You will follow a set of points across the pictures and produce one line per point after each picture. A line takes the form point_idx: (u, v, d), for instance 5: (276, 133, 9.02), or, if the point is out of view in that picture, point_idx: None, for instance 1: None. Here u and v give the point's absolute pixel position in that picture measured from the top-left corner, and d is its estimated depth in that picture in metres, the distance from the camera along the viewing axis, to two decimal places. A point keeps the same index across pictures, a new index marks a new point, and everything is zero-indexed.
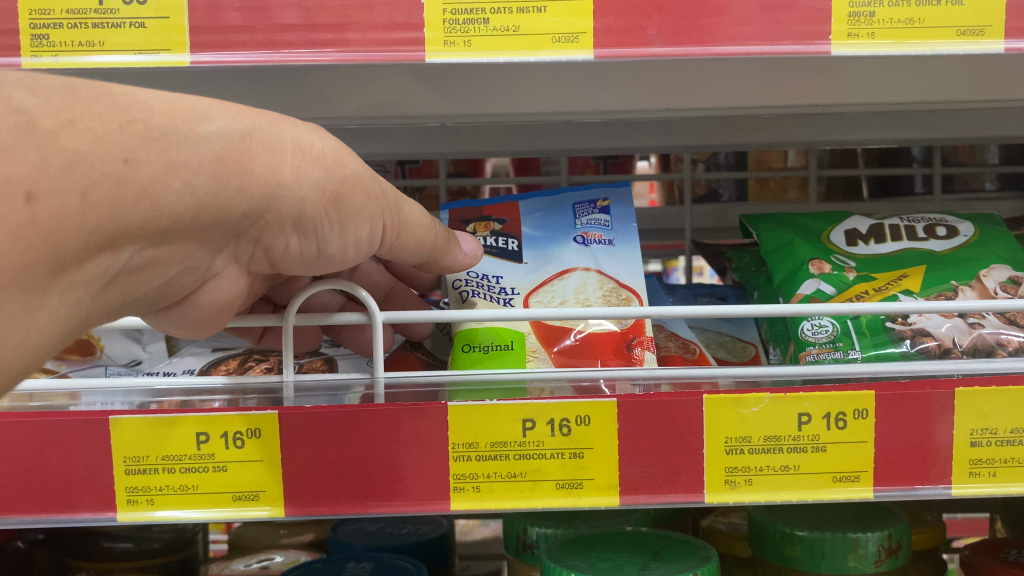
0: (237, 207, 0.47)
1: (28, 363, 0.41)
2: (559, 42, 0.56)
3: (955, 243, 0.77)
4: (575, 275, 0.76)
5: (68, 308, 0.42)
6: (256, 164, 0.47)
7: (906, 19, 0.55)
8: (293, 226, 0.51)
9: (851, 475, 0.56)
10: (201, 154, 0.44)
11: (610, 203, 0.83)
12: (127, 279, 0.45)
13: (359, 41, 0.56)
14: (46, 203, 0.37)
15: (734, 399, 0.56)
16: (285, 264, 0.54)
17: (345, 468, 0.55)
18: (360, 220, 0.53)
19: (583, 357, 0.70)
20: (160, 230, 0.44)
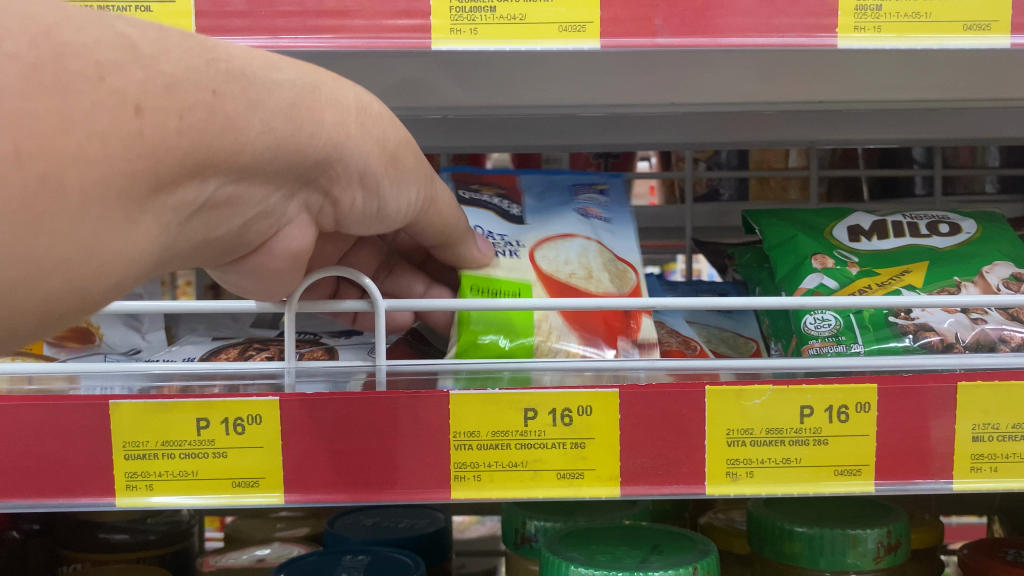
0: (310, 154, 0.46)
1: (117, 284, 0.38)
2: (565, 31, 0.56)
3: (958, 240, 0.77)
4: (576, 241, 0.76)
5: (158, 231, 0.39)
6: (325, 115, 0.46)
7: (913, 12, 0.55)
8: (359, 183, 0.50)
9: (852, 468, 0.56)
10: (279, 100, 0.43)
11: (607, 187, 0.86)
12: (211, 215, 0.43)
13: (363, 27, 0.56)
14: (152, 117, 0.36)
15: (736, 390, 0.56)
16: (345, 223, 0.53)
17: (346, 456, 0.55)
18: (414, 188, 0.53)
19: (589, 331, 0.69)
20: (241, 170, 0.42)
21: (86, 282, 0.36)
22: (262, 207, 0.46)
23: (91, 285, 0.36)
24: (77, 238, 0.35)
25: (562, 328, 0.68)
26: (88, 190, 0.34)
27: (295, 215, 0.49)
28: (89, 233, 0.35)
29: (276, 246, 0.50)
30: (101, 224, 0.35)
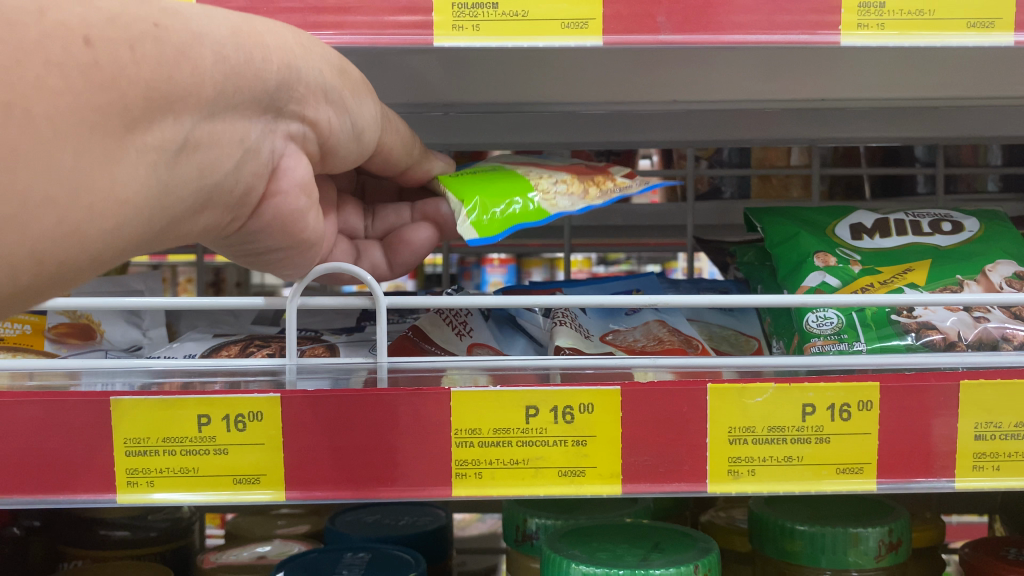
0: (270, 78, 0.43)
1: (112, 235, 0.33)
2: (569, 28, 0.55)
3: (960, 238, 0.77)
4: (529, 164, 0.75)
5: (148, 174, 0.34)
6: (268, 40, 0.43)
7: (916, 10, 0.55)
8: (324, 98, 0.48)
9: (855, 466, 0.56)
10: (220, 27, 0.39)
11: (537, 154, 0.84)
12: (205, 157, 0.38)
13: (365, 23, 0.56)
14: (104, 49, 0.31)
15: (738, 388, 0.56)
16: (328, 148, 0.51)
17: (346, 452, 0.55)
18: (366, 96, 0.52)
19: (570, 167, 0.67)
20: (209, 104, 0.37)
21: (84, 230, 0.31)
22: (252, 146, 0.42)
23: (89, 233, 0.31)
24: (61, 178, 0.29)
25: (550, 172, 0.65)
26: (63, 123, 0.29)
27: (285, 150, 0.46)
28: (74, 171, 0.30)
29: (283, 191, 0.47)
30: (82, 163, 0.30)
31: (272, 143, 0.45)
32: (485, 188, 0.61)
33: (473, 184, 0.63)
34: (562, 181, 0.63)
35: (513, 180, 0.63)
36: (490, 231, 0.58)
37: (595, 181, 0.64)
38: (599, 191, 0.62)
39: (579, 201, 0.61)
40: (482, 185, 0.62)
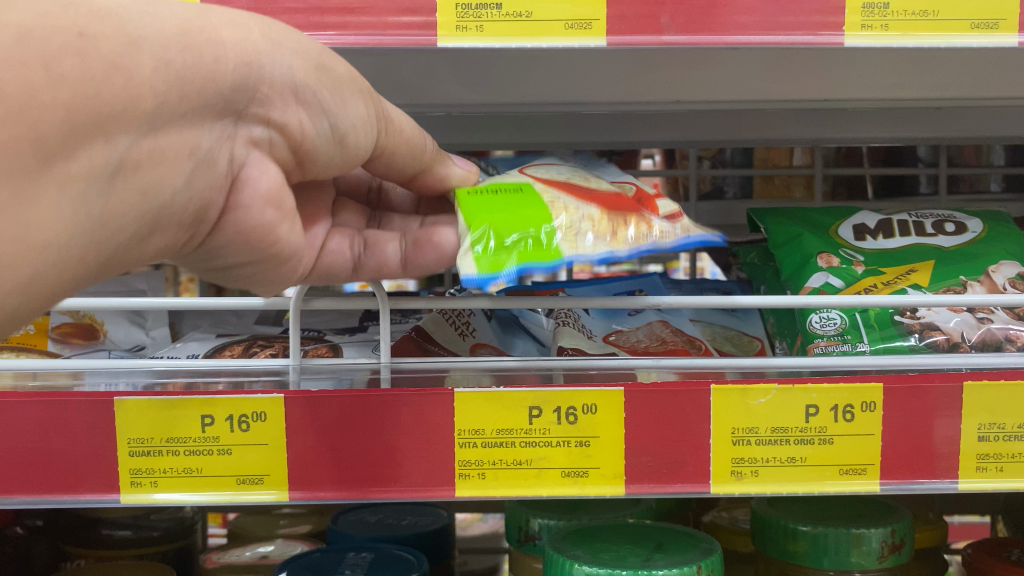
0: (222, 81, 0.43)
1: (36, 263, 0.37)
2: (572, 28, 0.55)
3: (964, 239, 0.77)
4: (564, 167, 0.67)
5: (72, 204, 0.38)
6: (224, 34, 0.43)
7: (920, 10, 0.56)
8: (295, 100, 0.47)
9: (857, 467, 0.56)
10: (160, 27, 0.40)
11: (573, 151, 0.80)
12: (149, 172, 0.42)
13: (370, 24, 0.56)
14: (12, 78, 0.34)
15: (741, 389, 0.56)
16: (305, 155, 0.50)
17: (347, 453, 0.55)
18: (353, 98, 0.50)
19: (602, 198, 0.59)
20: (155, 113, 0.40)
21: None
22: (204, 153, 0.44)
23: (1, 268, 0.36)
24: None
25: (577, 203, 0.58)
26: None
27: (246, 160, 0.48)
28: None
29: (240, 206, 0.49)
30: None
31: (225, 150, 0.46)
32: (502, 218, 0.55)
33: (491, 207, 0.57)
34: (588, 217, 0.57)
35: (536, 211, 0.56)
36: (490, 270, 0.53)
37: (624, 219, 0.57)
38: (628, 235, 0.56)
39: (605, 248, 0.55)
40: (499, 215, 0.56)
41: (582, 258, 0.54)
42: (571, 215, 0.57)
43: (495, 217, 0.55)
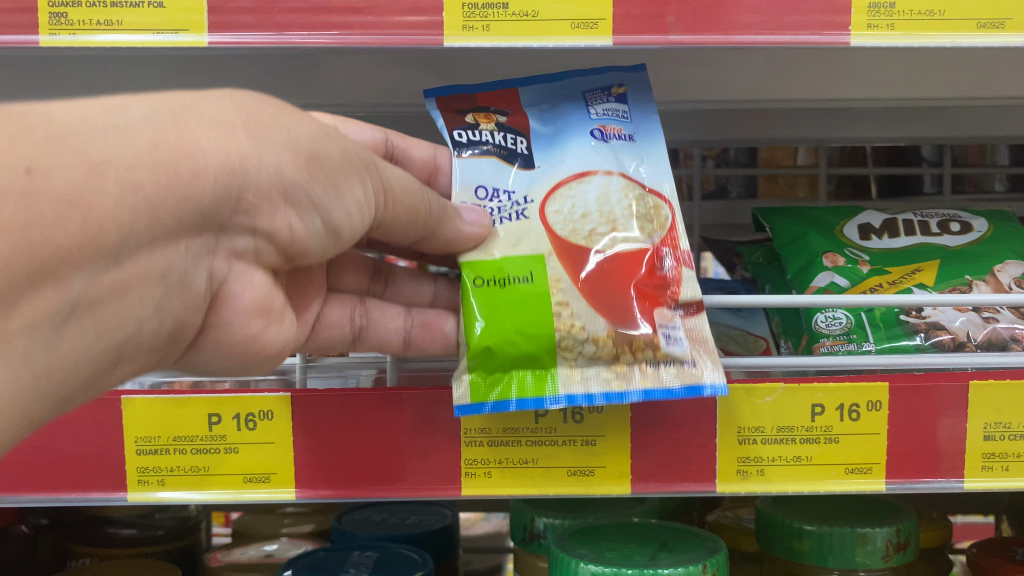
0: (201, 194, 0.46)
1: None
2: (579, 28, 0.55)
3: (969, 238, 0.77)
4: (597, 180, 0.59)
5: (11, 358, 0.41)
6: (203, 138, 0.46)
7: (927, 10, 0.56)
8: (284, 201, 0.49)
9: (863, 467, 0.57)
10: (132, 148, 0.43)
11: (627, 89, 0.64)
12: (112, 307, 0.45)
13: (377, 23, 0.56)
14: None
15: (748, 389, 0.56)
16: (297, 253, 0.53)
17: (357, 452, 0.56)
18: (351, 181, 0.51)
19: (620, 301, 0.55)
20: (117, 249, 0.43)
21: None
22: (178, 278, 0.48)
23: None
24: None
25: (589, 311, 0.55)
26: None
27: (227, 273, 0.52)
28: None
29: (225, 314, 0.53)
30: None
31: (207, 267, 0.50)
32: (501, 334, 0.54)
33: (495, 307, 0.55)
34: (595, 337, 0.54)
35: (539, 322, 0.54)
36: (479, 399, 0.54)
37: (632, 343, 0.54)
38: (633, 368, 0.54)
39: (603, 387, 0.54)
40: (499, 328, 0.54)
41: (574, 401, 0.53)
42: (577, 334, 0.54)
43: (495, 333, 0.54)
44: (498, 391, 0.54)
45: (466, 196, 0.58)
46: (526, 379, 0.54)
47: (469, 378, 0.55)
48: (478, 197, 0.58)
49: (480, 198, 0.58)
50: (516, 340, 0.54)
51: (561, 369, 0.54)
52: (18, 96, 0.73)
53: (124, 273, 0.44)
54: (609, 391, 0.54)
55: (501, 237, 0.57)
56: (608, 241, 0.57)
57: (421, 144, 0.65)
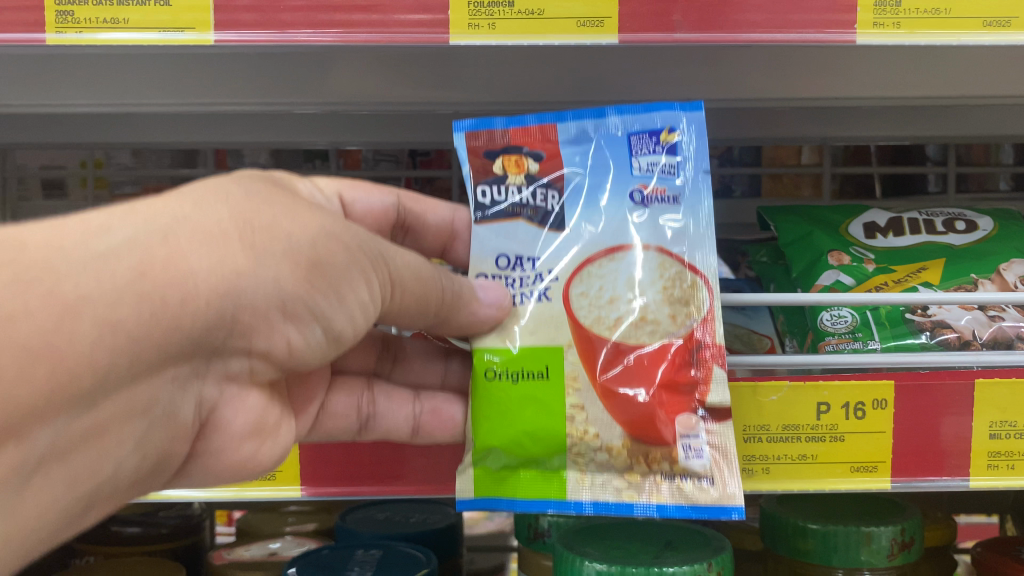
0: (194, 320, 0.46)
1: None
2: (584, 26, 0.55)
3: (975, 237, 0.77)
4: (631, 256, 0.59)
5: None
6: (194, 258, 0.46)
7: (933, 9, 0.56)
8: (283, 315, 0.50)
9: (870, 465, 0.59)
10: (116, 281, 0.43)
11: (678, 135, 0.60)
12: (87, 451, 0.47)
13: (383, 21, 0.56)
14: None
15: (754, 387, 0.59)
16: (295, 364, 0.54)
17: (358, 451, 0.63)
18: (355, 283, 0.52)
19: (638, 407, 0.57)
20: (91, 394, 0.44)
21: None
22: (161, 409, 0.50)
23: None
24: None
25: (605, 419, 0.57)
26: None
27: (219, 397, 0.54)
28: None
29: (217, 434, 0.56)
30: None
31: (197, 392, 0.52)
32: (512, 437, 0.58)
33: (509, 405, 0.58)
34: (608, 446, 0.57)
35: (551, 424, 0.57)
36: (488, 495, 0.58)
37: (647, 455, 0.57)
38: (646, 478, 0.57)
39: (613, 497, 0.57)
40: (512, 430, 0.58)
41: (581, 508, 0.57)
42: (590, 442, 0.57)
43: (507, 435, 0.58)
44: (507, 488, 0.58)
45: (488, 266, 0.61)
46: (535, 478, 0.58)
47: (476, 471, 0.59)
48: (499, 267, 0.60)
49: (503, 266, 0.60)
50: (526, 443, 0.58)
51: (572, 472, 0.58)
52: (18, 95, 0.72)
53: (100, 416, 0.46)
54: (617, 501, 0.57)
55: (521, 319, 0.59)
56: (634, 333, 0.58)
57: (438, 208, 0.66)
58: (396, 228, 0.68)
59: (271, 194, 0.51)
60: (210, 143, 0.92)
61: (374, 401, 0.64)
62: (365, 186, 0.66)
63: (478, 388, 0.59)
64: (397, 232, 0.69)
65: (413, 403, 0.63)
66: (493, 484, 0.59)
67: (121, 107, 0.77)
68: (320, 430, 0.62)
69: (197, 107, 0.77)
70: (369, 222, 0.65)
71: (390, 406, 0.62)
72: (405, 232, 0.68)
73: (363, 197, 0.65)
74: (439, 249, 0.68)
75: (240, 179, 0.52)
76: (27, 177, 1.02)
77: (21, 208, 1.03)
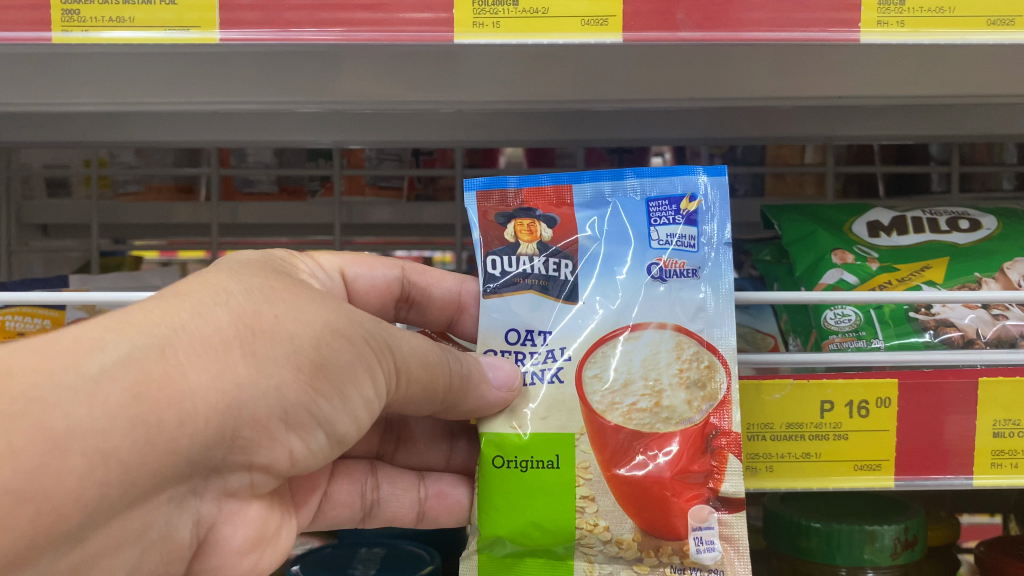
0: (196, 436, 0.47)
1: None
2: (588, 25, 0.55)
3: (978, 236, 0.77)
4: (646, 336, 0.60)
5: None
6: (193, 373, 0.46)
7: (938, 7, 0.56)
8: (287, 424, 0.51)
9: (873, 463, 0.60)
10: (108, 405, 0.44)
11: (698, 206, 0.62)
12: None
13: (388, 20, 0.56)
14: None
15: (758, 384, 0.60)
16: (295, 472, 0.54)
17: None
18: (358, 379, 0.53)
19: (650, 499, 0.57)
20: (80, 529, 0.45)
21: None
22: (156, 533, 0.50)
23: None
24: None
25: (615, 513, 0.58)
26: None
27: (218, 514, 0.54)
28: None
29: (216, 552, 0.55)
30: None
31: (195, 511, 0.52)
32: (520, 528, 0.58)
33: (518, 495, 0.59)
34: (618, 539, 0.58)
35: (559, 516, 0.58)
36: None
37: (658, 548, 0.58)
38: (655, 570, 0.58)
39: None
40: (521, 521, 0.58)
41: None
42: (600, 535, 0.58)
43: (516, 525, 0.58)
44: (514, 574, 0.60)
45: (498, 340, 0.61)
46: (544, 565, 0.59)
47: (481, 557, 0.60)
48: (510, 341, 0.61)
49: (513, 341, 0.61)
50: (534, 534, 0.58)
51: (581, 562, 0.59)
52: (22, 96, 0.72)
53: (91, 548, 0.46)
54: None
55: (533, 402, 0.60)
56: (648, 420, 0.59)
57: (445, 280, 0.70)
58: (401, 302, 0.71)
59: (274, 290, 0.53)
60: (213, 143, 0.92)
61: (379, 486, 0.71)
62: (366, 260, 0.69)
63: (485, 474, 0.59)
64: (401, 305, 0.71)
65: (418, 487, 0.70)
66: (498, 570, 0.60)
67: (125, 106, 0.77)
68: (326, 518, 0.68)
69: (200, 106, 0.77)
70: (374, 296, 0.69)
71: (394, 492, 0.70)
72: (409, 306, 0.71)
73: (366, 272, 0.68)
74: (446, 321, 0.71)
75: (242, 275, 0.54)
76: (31, 176, 1.02)
77: (24, 206, 1.02)
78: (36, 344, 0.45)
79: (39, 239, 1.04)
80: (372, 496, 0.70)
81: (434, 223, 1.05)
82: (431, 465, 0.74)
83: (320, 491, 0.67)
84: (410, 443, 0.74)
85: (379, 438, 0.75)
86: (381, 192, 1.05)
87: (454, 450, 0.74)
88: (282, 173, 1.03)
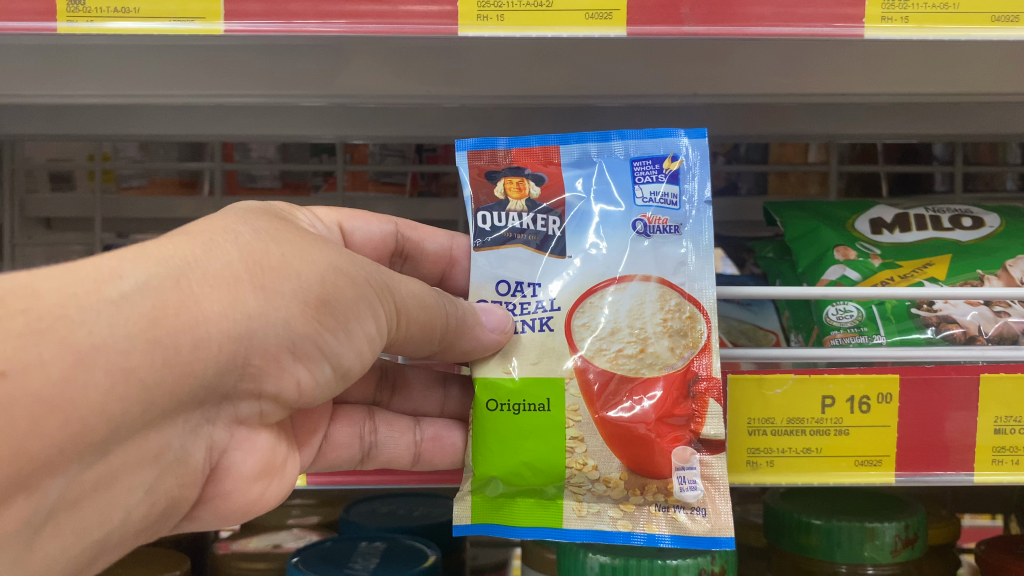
0: (206, 360, 0.47)
1: None
2: (592, 18, 0.56)
3: (981, 234, 0.77)
4: (633, 287, 0.60)
5: None
6: (206, 304, 0.47)
7: (943, 3, 0.56)
8: (292, 356, 0.51)
9: (873, 459, 0.60)
10: (128, 327, 0.44)
11: (681, 164, 0.61)
12: (97, 502, 0.48)
13: (392, 11, 0.56)
14: None
15: (758, 380, 0.60)
16: (301, 404, 0.55)
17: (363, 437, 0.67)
18: (362, 317, 0.53)
19: (637, 440, 0.58)
20: (103, 445, 0.46)
21: None
22: (173, 456, 0.51)
23: None
24: None
25: (604, 453, 0.58)
26: None
27: (228, 441, 0.55)
28: None
29: (228, 478, 0.57)
30: None
31: (208, 437, 0.53)
32: (512, 468, 0.59)
33: (509, 436, 0.59)
34: (606, 478, 0.59)
35: (550, 457, 0.59)
36: (482, 521, 0.60)
37: (643, 487, 0.58)
38: (640, 508, 0.58)
39: (609, 526, 0.59)
40: (512, 460, 0.59)
41: (578, 537, 0.59)
42: (589, 474, 0.59)
43: (508, 465, 0.59)
44: (504, 515, 0.60)
45: (488, 291, 0.62)
46: (534, 506, 0.60)
47: (475, 498, 0.60)
48: (499, 293, 0.61)
49: (503, 293, 0.61)
50: (526, 474, 0.59)
51: (570, 501, 0.59)
52: (28, 84, 0.72)
53: (103, 475, 0.47)
54: (613, 530, 0.59)
55: (521, 348, 0.60)
56: (633, 366, 0.59)
57: (436, 236, 0.70)
58: (394, 256, 0.71)
59: (279, 232, 0.53)
60: (218, 136, 0.92)
61: (376, 429, 0.70)
62: (364, 215, 0.69)
63: (480, 417, 0.60)
64: (394, 260, 0.71)
65: (415, 430, 0.69)
66: (489, 511, 0.60)
67: (130, 98, 0.77)
68: (325, 460, 0.68)
69: (204, 99, 0.77)
70: (370, 250, 0.69)
71: (391, 434, 0.69)
72: (403, 260, 0.71)
73: (363, 226, 0.68)
74: (438, 275, 0.72)
75: (247, 218, 0.53)
76: (35, 169, 1.02)
77: (28, 199, 1.03)
78: (57, 272, 0.46)
79: (43, 233, 1.04)
80: (370, 438, 0.69)
81: (437, 219, 1.04)
82: (425, 412, 0.74)
83: (319, 435, 0.67)
84: (406, 390, 0.74)
85: (375, 384, 0.75)
86: (385, 187, 1.05)
87: (447, 397, 0.74)
88: (285, 168, 1.03)
